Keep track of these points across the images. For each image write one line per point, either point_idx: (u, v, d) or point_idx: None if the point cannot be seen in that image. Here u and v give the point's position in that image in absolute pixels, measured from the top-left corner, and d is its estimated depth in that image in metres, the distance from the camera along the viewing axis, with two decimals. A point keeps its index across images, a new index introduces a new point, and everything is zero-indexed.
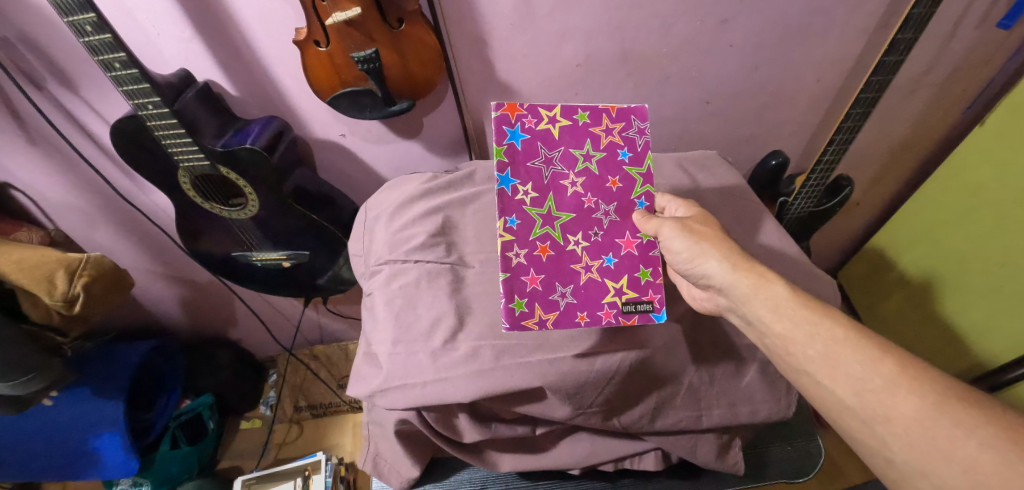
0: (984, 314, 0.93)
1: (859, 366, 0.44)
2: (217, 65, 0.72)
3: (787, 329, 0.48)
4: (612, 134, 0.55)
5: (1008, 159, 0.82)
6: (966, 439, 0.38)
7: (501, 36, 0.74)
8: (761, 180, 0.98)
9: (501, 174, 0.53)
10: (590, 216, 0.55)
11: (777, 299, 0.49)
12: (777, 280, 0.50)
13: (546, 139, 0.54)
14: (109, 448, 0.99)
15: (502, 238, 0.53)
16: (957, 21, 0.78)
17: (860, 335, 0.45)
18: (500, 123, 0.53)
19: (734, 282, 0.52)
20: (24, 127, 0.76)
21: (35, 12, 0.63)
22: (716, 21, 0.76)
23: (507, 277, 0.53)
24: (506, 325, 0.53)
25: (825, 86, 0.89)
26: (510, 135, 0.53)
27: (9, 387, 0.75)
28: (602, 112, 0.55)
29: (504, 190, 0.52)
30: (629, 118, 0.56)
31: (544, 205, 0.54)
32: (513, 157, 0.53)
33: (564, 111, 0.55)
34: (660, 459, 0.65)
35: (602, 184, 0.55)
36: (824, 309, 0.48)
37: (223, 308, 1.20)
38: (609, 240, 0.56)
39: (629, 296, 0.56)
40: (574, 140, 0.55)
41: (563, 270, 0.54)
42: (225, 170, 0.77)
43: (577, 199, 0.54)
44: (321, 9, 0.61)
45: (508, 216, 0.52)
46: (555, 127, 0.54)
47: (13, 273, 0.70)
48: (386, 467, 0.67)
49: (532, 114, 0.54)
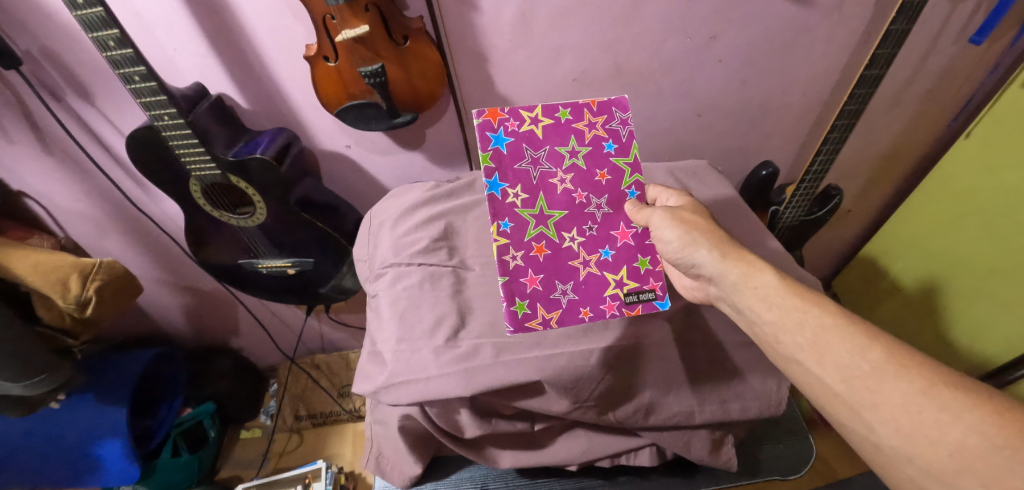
0: (975, 319, 0.95)
1: (848, 354, 0.45)
2: (229, 79, 0.76)
3: (778, 317, 0.50)
4: (595, 128, 0.59)
5: (995, 167, 0.85)
6: (952, 424, 0.39)
7: (501, 52, 0.78)
8: (752, 190, 1.01)
9: (490, 179, 0.55)
10: (583, 211, 0.58)
11: (768, 288, 0.52)
12: (768, 270, 0.53)
13: (530, 140, 0.57)
14: (112, 458, 1.00)
15: (498, 242, 0.55)
16: (934, 37, 0.82)
17: (849, 323, 0.47)
18: (483, 129, 0.56)
19: (724, 272, 0.55)
20: (41, 136, 0.80)
21: (62, 28, 0.67)
22: (705, 37, 0.80)
23: (507, 281, 0.55)
24: (511, 328, 0.55)
25: (811, 99, 0.93)
26: (494, 140, 0.56)
27: (20, 388, 0.77)
28: (583, 108, 0.59)
29: (493, 194, 0.55)
30: (611, 110, 0.59)
31: (536, 206, 0.56)
32: (499, 160, 0.56)
33: (545, 111, 0.58)
34: (655, 454, 0.66)
35: (591, 178, 0.58)
36: (814, 299, 0.50)
37: (226, 315, 1.22)
38: (605, 233, 0.58)
39: (631, 287, 0.58)
40: (558, 138, 0.58)
41: (562, 268, 0.57)
42: (235, 179, 0.79)
43: (567, 196, 0.57)
44: (332, 27, 0.65)
45: (502, 219, 0.55)
46: (539, 127, 0.57)
47: (29, 275, 0.73)
48: (388, 465, 0.69)
49: (513, 117, 0.57)
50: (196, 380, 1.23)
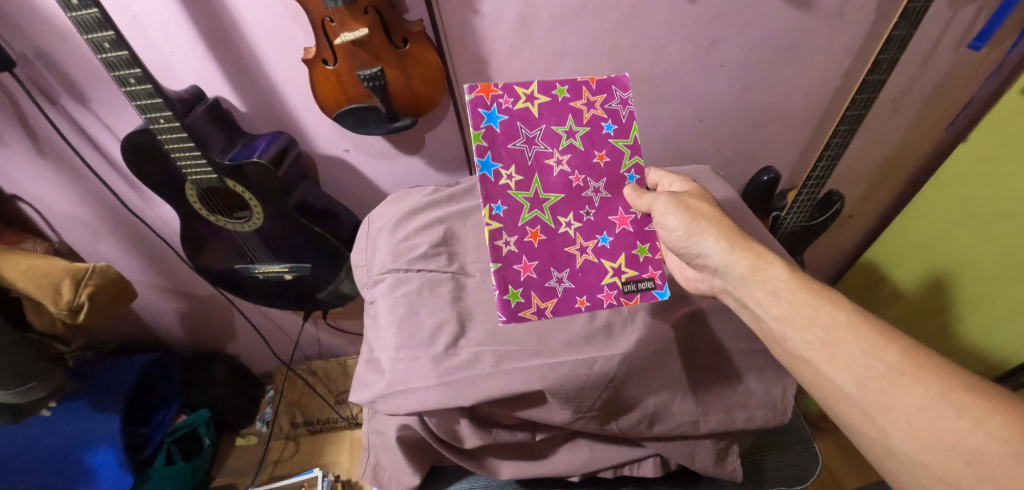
0: (976, 325, 0.95)
1: (863, 354, 0.44)
2: (227, 82, 0.75)
3: (786, 313, 0.49)
4: (594, 107, 0.56)
5: (995, 175, 0.85)
6: (973, 430, 0.38)
7: (501, 56, 0.77)
8: (754, 195, 1.01)
9: (483, 160, 0.53)
10: (580, 195, 0.57)
11: (776, 283, 0.50)
12: (777, 263, 0.51)
13: (525, 118, 0.54)
14: (104, 464, 0.98)
15: (490, 226, 0.54)
16: (935, 42, 0.82)
17: (864, 322, 0.46)
18: (476, 105, 0.53)
19: (731, 263, 0.54)
20: (36, 139, 0.78)
21: (57, 29, 0.66)
22: (707, 42, 0.80)
23: (498, 268, 0.54)
24: (502, 317, 0.54)
25: (812, 104, 0.92)
26: (487, 117, 0.53)
27: (11, 395, 0.75)
28: (582, 86, 0.56)
29: (487, 176, 0.54)
30: (611, 89, 0.57)
31: (531, 189, 0.55)
32: (492, 140, 0.54)
33: (542, 88, 0.55)
34: (659, 465, 0.65)
35: (589, 160, 0.57)
36: (826, 296, 0.48)
37: (222, 321, 1.21)
38: (603, 218, 0.57)
39: (629, 275, 0.58)
40: (555, 117, 0.55)
41: (558, 255, 0.56)
42: (232, 183, 0.78)
43: (564, 179, 0.56)
44: (331, 29, 0.64)
45: (494, 202, 0.54)
46: (534, 105, 0.55)
47: (21, 281, 0.71)
48: (385, 476, 0.67)
49: (508, 93, 0.54)
50: (192, 387, 1.22)
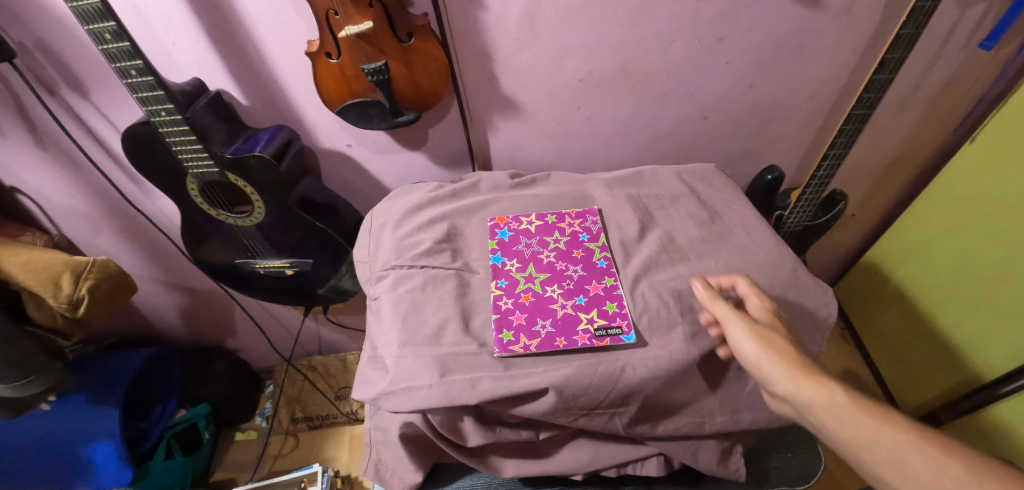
0: (976, 326, 0.93)
1: (929, 471, 0.38)
2: (229, 75, 0.75)
3: (848, 434, 0.42)
4: (574, 226, 0.72)
5: (999, 175, 0.84)
6: None
7: (505, 51, 0.77)
8: (758, 193, 1.00)
9: (493, 255, 0.69)
10: (563, 273, 0.67)
11: (839, 410, 0.43)
12: (840, 389, 0.45)
13: (526, 233, 0.72)
14: (103, 459, 0.97)
15: (492, 293, 0.65)
16: (943, 42, 0.81)
17: (925, 437, 0.40)
18: (493, 228, 0.72)
19: (795, 394, 0.46)
20: (35, 131, 0.78)
21: (57, 20, 0.65)
22: (713, 39, 0.79)
23: (497, 317, 0.62)
24: (495, 350, 0.58)
25: (818, 103, 0.91)
26: (500, 233, 0.71)
27: (12, 389, 0.75)
28: (565, 214, 0.74)
29: (495, 265, 0.68)
30: (586, 215, 0.74)
31: (527, 271, 0.67)
32: (502, 245, 0.70)
33: (538, 216, 0.74)
34: (662, 464, 0.64)
35: (570, 255, 0.69)
36: (889, 416, 0.42)
37: (222, 315, 1.20)
38: (579, 286, 0.65)
39: (600, 323, 0.60)
40: (546, 233, 0.72)
41: (542, 309, 0.63)
42: (233, 177, 0.77)
43: (551, 264, 0.68)
44: (334, 22, 0.63)
45: (499, 278, 0.66)
46: (532, 226, 0.73)
47: (20, 274, 0.71)
48: (388, 473, 0.67)
49: (516, 220, 0.73)
50: (193, 382, 1.22)
